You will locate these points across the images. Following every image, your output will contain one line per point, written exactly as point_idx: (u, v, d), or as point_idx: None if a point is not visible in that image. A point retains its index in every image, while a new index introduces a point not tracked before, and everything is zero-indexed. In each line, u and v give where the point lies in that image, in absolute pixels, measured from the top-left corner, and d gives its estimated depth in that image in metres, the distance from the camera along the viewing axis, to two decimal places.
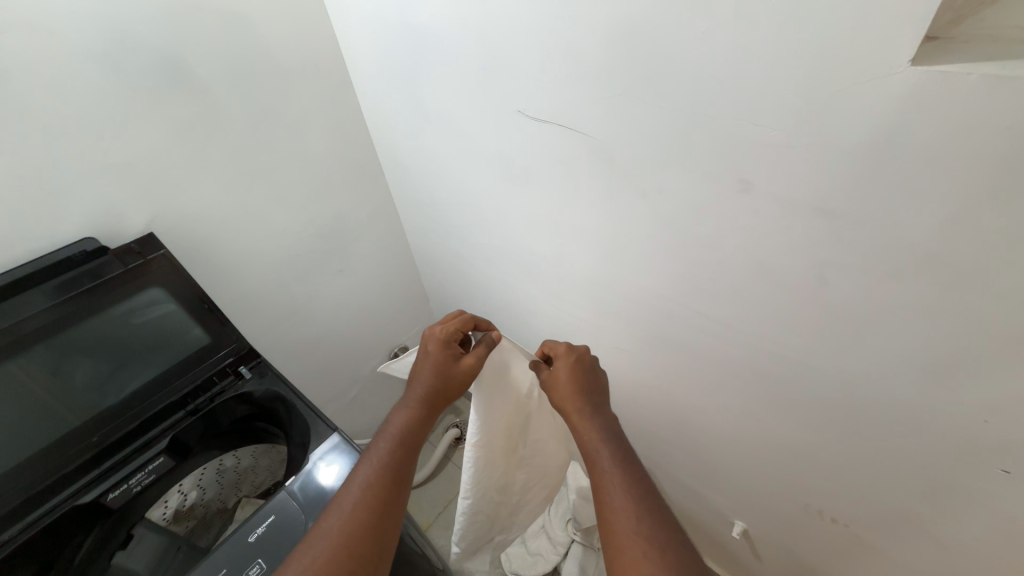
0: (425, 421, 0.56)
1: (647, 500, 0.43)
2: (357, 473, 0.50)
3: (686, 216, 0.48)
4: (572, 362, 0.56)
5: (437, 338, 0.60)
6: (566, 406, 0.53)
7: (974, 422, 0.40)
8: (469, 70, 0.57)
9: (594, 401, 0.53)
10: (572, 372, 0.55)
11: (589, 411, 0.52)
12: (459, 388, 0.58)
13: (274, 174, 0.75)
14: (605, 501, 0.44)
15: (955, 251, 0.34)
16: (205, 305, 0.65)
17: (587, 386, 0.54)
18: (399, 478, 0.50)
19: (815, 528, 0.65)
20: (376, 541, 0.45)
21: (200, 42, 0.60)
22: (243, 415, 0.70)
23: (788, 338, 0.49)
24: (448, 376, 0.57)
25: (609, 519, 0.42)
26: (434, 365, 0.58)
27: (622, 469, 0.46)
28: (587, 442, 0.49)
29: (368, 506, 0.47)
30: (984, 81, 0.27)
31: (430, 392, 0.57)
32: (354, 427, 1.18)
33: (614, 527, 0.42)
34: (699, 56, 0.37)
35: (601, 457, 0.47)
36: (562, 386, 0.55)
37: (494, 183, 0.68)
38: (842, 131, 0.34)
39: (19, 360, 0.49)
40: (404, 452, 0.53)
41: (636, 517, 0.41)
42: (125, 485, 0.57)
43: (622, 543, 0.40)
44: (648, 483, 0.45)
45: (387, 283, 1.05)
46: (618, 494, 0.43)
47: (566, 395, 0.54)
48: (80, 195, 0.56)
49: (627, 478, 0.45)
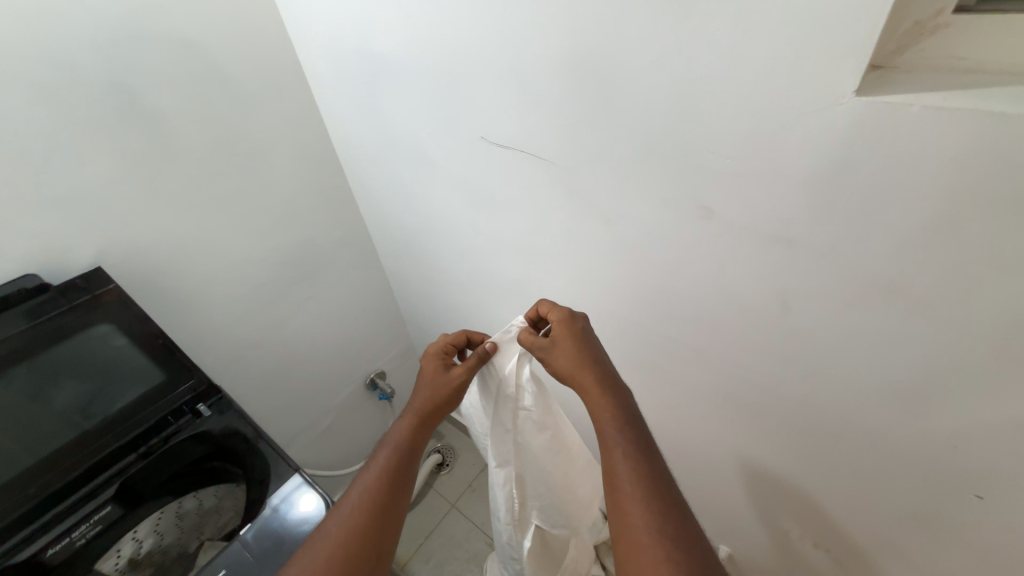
0: (423, 426, 0.53)
1: (663, 494, 0.38)
2: (356, 482, 0.48)
3: (649, 242, 0.47)
4: (572, 328, 0.50)
5: (430, 353, 0.57)
6: (579, 377, 0.47)
7: (944, 448, 0.39)
8: (430, 96, 0.56)
9: (606, 370, 0.47)
10: (576, 338, 0.50)
11: (604, 385, 0.46)
12: (451, 397, 0.54)
13: (236, 201, 0.72)
14: (621, 490, 0.39)
15: (913, 278, 0.33)
16: (161, 341, 0.61)
17: (596, 356, 0.48)
18: (401, 483, 0.48)
19: (798, 554, 0.63)
20: (374, 540, 0.44)
21: (152, 70, 0.58)
22: (200, 455, 0.66)
23: (756, 364, 0.48)
24: (438, 389, 0.54)
25: (626, 513, 0.38)
26: (426, 376, 0.55)
27: (638, 459, 0.40)
28: (604, 421, 0.44)
29: (368, 510, 0.45)
30: (925, 111, 0.27)
31: (426, 404, 0.53)
32: (331, 460, 1.13)
33: (628, 521, 0.37)
34: (647, 88, 0.38)
35: (619, 443, 0.42)
36: (568, 355, 0.49)
37: (461, 206, 0.66)
38: (794, 161, 0.34)
39: (0, 382, 0.48)
40: (406, 456, 0.50)
41: (653, 512, 0.37)
42: (66, 539, 0.53)
43: (639, 540, 0.36)
44: (667, 473, 0.40)
45: (360, 309, 1.03)
46: (631, 482, 0.39)
47: (574, 364, 0.48)
48: (23, 230, 0.53)
49: (645, 464, 0.40)
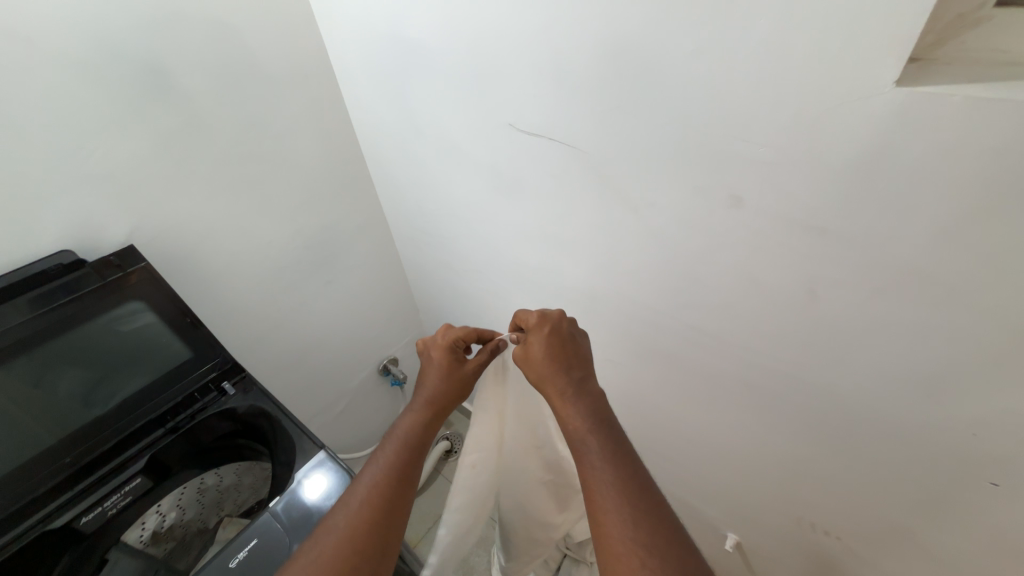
0: (434, 419, 0.54)
1: (639, 501, 0.39)
2: (365, 473, 0.49)
3: (676, 230, 0.48)
4: (546, 334, 0.51)
5: (439, 345, 0.57)
6: (547, 386, 0.49)
7: (962, 436, 0.41)
8: (459, 82, 0.57)
9: (576, 380, 0.48)
10: (548, 343, 0.50)
11: (572, 396, 0.47)
12: (463, 390, 0.56)
13: (260, 184, 0.73)
14: (594, 499, 0.40)
15: (945, 268, 0.34)
16: (187, 319, 0.62)
17: (567, 363, 0.49)
18: (408, 474, 0.49)
19: (808, 541, 0.64)
20: (381, 535, 0.44)
21: (184, 52, 0.59)
22: (225, 432, 0.68)
23: (778, 352, 0.49)
24: (451, 384, 0.55)
25: (601, 521, 0.38)
26: (436, 370, 0.56)
27: (610, 468, 0.41)
28: (576, 434, 0.45)
29: (373, 505, 0.45)
30: (966, 102, 0.28)
31: (438, 396, 0.54)
32: (344, 443, 1.15)
33: (604, 530, 0.38)
34: (687, 76, 0.38)
35: (589, 452, 0.43)
36: (538, 361, 0.50)
37: (484, 194, 0.67)
38: (832, 150, 0.34)
39: (41, 352, 0.50)
40: (415, 451, 0.51)
41: (629, 521, 0.37)
42: (99, 508, 0.55)
43: (614, 549, 0.37)
44: (645, 479, 0.41)
45: (376, 295, 1.04)
46: (605, 491, 0.40)
47: (542, 373, 0.49)
48: (59, 207, 0.54)
49: (616, 472, 0.41)
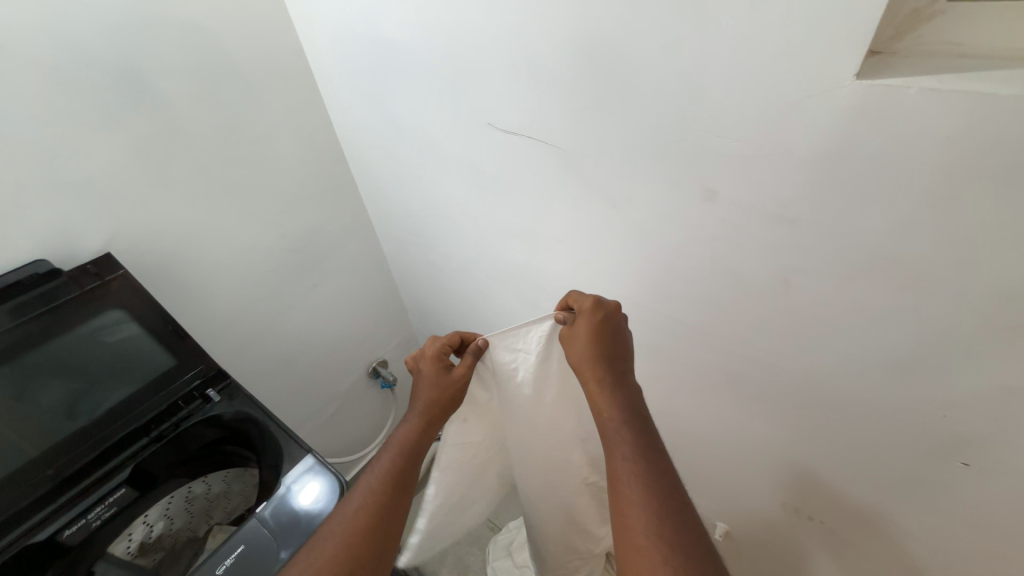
0: (428, 427, 0.53)
1: (664, 495, 0.39)
2: (359, 482, 0.49)
3: (655, 224, 0.49)
4: (596, 320, 0.50)
5: (428, 354, 0.56)
6: (586, 373, 0.49)
7: (934, 418, 0.42)
8: (438, 82, 0.57)
9: (617, 372, 0.48)
10: (595, 331, 0.50)
11: (610, 388, 0.47)
12: (455, 397, 0.56)
13: (242, 189, 0.73)
14: (621, 490, 0.40)
15: (911, 254, 0.35)
16: (171, 326, 0.62)
17: (610, 354, 0.49)
18: (404, 481, 0.49)
19: (793, 527, 0.65)
20: (378, 542, 0.44)
21: (160, 57, 0.58)
22: (213, 438, 0.67)
23: (758, 341, 0.50)
24: (443, 392, 0.55)
25: (625, 514, 0.39)
26: (428, 378, 0.55)
27: (643, 462, 0.41)
28: (609, 422, 0.45)
29: (370, 512, 0.45)
30: (923, 93, 0.29)
31: (429, 404, 0.54)
32: (334, 447, 1.14)
33: (628, 522, 0.38)
34: (659, 73, 0.39)
35: (621, 445, 0.43)
36: (580, 347, 0.50)
37: (467, 193, 0.67)
38: (800, 142, 0.35)
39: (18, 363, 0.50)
40: (409, 459, 0.51)
41: (654, 515, 0.37)
42: (82, 521, 0.54)
43: (636, 541, 0.37)
44: (670, 474, 0.41)
45: (363, 297, 1.03)
46: (631, 485, 0.40)
47: (584, 358, 0.49)
48: (34, 216, 0.53)
49: (648, 465, 0.41)
